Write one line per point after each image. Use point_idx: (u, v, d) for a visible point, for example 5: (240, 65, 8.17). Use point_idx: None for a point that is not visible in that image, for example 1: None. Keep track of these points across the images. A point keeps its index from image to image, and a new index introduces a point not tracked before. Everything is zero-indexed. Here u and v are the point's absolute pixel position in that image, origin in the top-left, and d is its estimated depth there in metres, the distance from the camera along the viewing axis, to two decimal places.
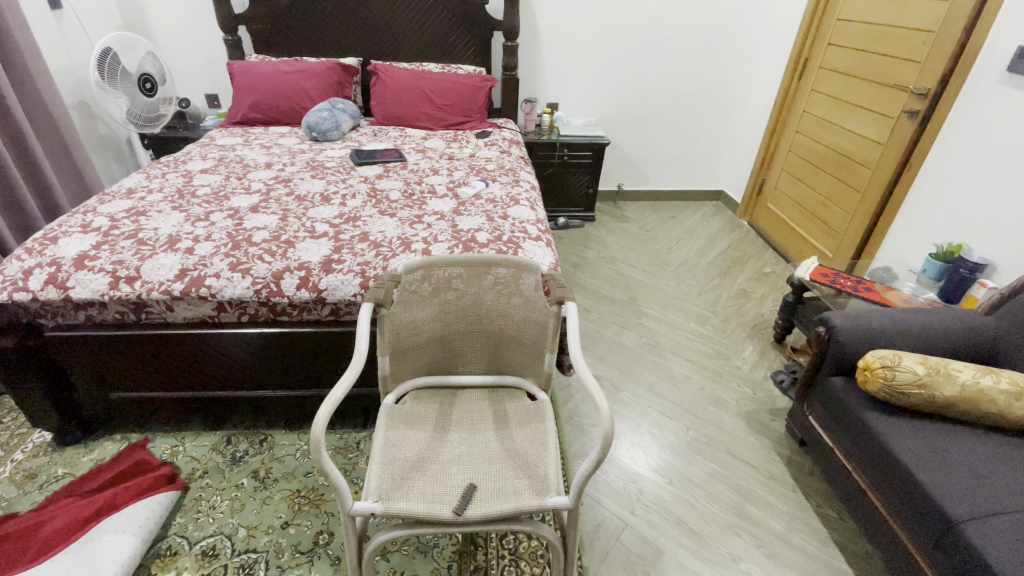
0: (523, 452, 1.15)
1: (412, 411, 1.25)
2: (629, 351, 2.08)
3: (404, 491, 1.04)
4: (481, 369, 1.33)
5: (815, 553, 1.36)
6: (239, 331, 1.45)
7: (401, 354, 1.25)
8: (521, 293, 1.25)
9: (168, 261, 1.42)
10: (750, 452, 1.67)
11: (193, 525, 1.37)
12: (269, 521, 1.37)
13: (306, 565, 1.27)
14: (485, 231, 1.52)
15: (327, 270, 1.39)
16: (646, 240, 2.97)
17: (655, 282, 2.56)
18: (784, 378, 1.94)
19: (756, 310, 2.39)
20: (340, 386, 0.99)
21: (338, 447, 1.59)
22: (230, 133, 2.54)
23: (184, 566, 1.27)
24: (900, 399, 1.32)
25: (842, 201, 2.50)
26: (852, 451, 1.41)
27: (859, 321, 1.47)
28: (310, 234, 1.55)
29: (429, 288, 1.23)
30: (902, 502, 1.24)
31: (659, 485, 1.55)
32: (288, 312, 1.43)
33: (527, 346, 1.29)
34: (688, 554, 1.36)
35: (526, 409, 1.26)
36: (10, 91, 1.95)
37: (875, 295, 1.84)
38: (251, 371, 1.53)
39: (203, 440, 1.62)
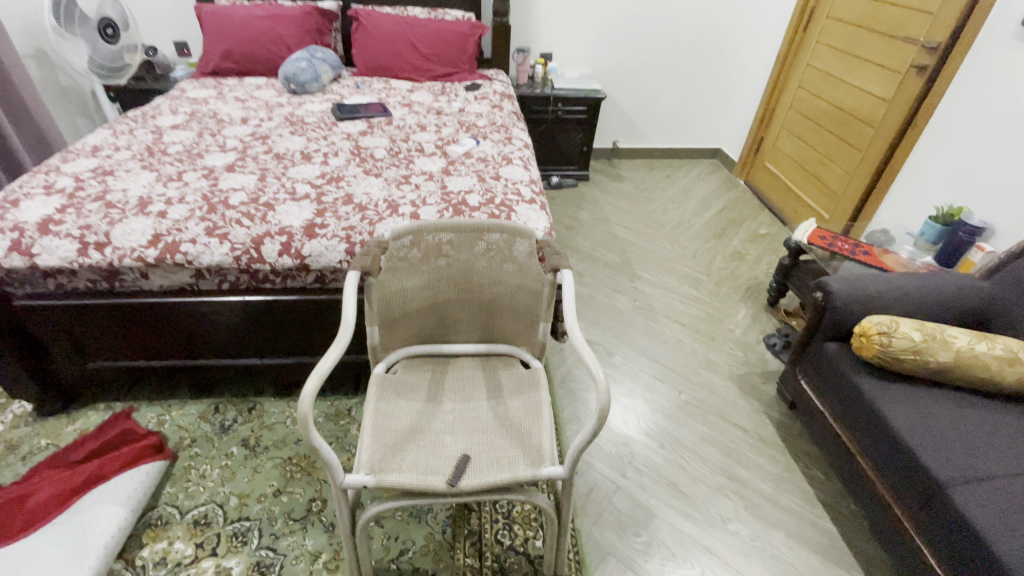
0: (516, 421, 1.13)
1: (403, 381, 1.22)
2: (622, 315, 2.06)
3: (397, 462, 1.02)
4: (473, 337, 1.30)
5: (801, 512, 1.39)
6: (220, 299, 1.39)
7: (391, 323, 1.20)
8: (514, 260, 1.19)
9: (139, 226, 1.34)
10: (741, 415, 1.68)
11: (184, 495, 1.36)
12: (261, 489, 1.37)
13: (300, 532, 1.27)
14: (477, 193, 1.45)
15: (310, 235, 1.32)
16: (640, 200, 2.90)
17: (649, 244, 2.51)
18: (776, 341, 1.94)
19: (749, 273, 2.37)
20: (327, 359, 0.94)
21: (328, 414, 1.57)
22: (201, 85, 2.37)
23: (176, 536, 1.27)
24: (894, 365, 1.32)
25: (841, 161, 2.43)
26: (842, 415, 1.42)
27: (857, 286, 1.44)
28: (290, 196, 1.47)
29: (418, 254, 1.17)
30: (890, 466, 1.26)
31: (650, 448, 1.56)
32: (270, 279, 1.37)
33: (521, 315, 1.25)
34: (678, 515, 1.38)
35: (520, 377, 1.24)
36: None
37: (872, 259, 1.81)
38: (235, 339, 1.48)
39: (189, 408, 1.59)
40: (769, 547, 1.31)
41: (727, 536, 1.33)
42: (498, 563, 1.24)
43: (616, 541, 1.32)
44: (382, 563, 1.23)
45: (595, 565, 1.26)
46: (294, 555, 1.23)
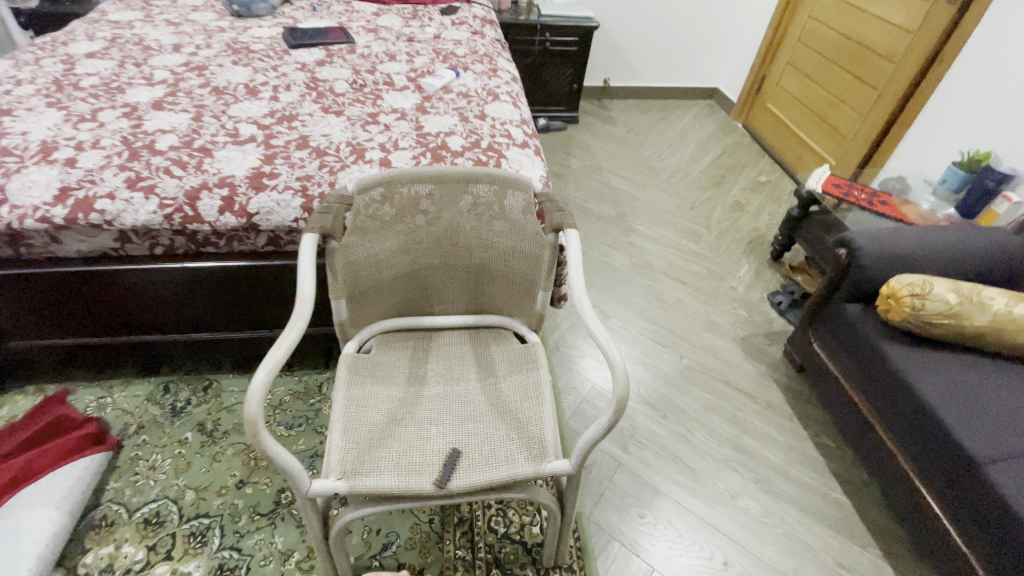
0: (513, 407, 0.97)
1: (378, 360, 1.03)
2: (618, 274, 1.89)
3: (374, 462, 0.86)
4: (459, 308, 1.12)
5: (812, 485, 1.30)
6: (153, 266, 1.16)
7: (361, 296, 1.01)
8: (505, 217, 1.00)
9: (42, 178, 1.09)
10: (747, 379, 1.57)
11: (131, 490, 1.19)
12: (221, 480, 1.21)
13: (268, 529, 1.13)
14: (459, 135, 1.23)
15: (257, 187, 1.09)
16: (633, 145, 2.68)
17: (644, 194, 2.32)
18: (782, 300, 1.81)
19: (751, 225, 2.21)
20: (282, 349, 0.75)
21: (296, 392, 1.40)
22: (125, 5, 1.99)
23: (125, 538, 1.11)
24: (925, 330, 1.20)
25: (853, 101, 2.24)
26: (859, 382, 1.31)
27: (886, 242, 1.29)
28: (232, 138, 1.22)
29: (391, 211, 0.97)
30: (915, 439, 1.16)
31: (652, 418, 1.43)
32: (212, 242, 1.14)
33: (515, 283, 1.06)
34: (683, 492, 1.28)
35: (514, 354, 1.08)
36: None
37: (890, 210, 1.67)
38: (179, 313, 1.27)
39: (135, 389, 1.40)
40: (781, 524, 1.22)
41: (737, 514, 1.24)
42: (492, 554, 1.13)
43: (619, 524, 1.21)
44: (363, 560, 1.10)
45: (598, 551, 1.16)
46: (262, 554, 1.09)
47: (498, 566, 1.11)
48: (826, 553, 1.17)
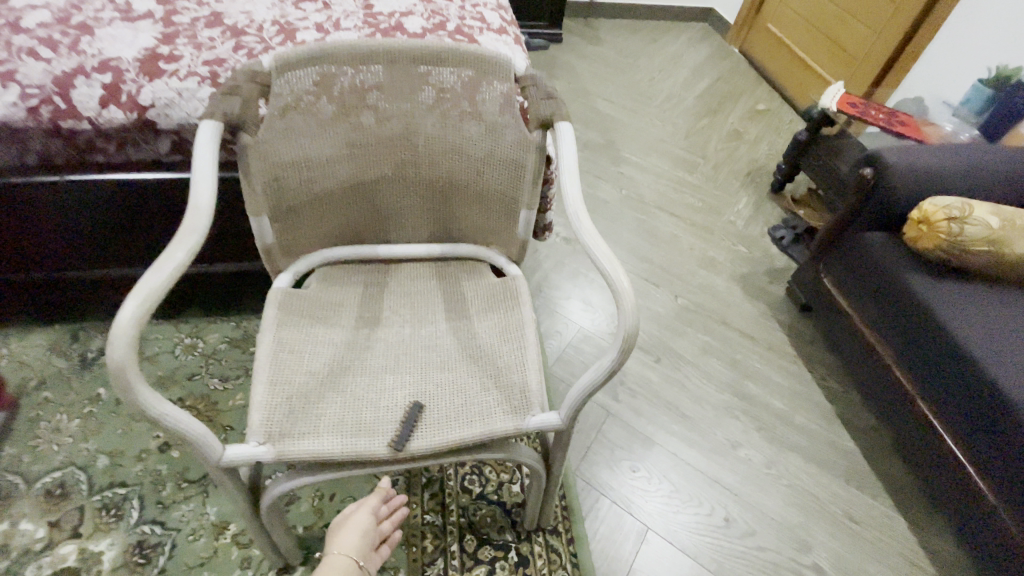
0: (489, 350, 0.79)
1: (319, 297, 0.81)
2: (607, 207, 1.69)
3: (310, 422, 0.67)
4: (423, 235, 0.89)
5: (818, 433, 1.19)
6: (26, 179, 0.90)
7: (292, 217, 0.78)
8: (479, 118, 0.77)
9: None
10: (747, 320, 1.42)
11: (29, 457, 0.98)
12: (142, 443, 1.01)
13: (198, 498, 0.95)
14: (419, 16, 0.97)
15: (150, 73, 0.85)
16: (622, 68, 2.41)
17: (635, 121, 2.09)
18: (784, 235, 1.65)
19: (749, 155, 2.01)
20: (163, 274, 0.54)
21: (234, 340, 1.19)
22: None
23: (20, 514, 0.92)
24: (958, 259, 1.05)
25: (864, 16, 2.00)
26: (878, 321, 1.17)
27: (918, 160, 1.13)
28: (121, 14, 0.94)
29: (329, 105, 0.74)
30: (939, 381, 1.03)
31: (645, 364, 1.28)
32: (99, 147, 0.89)
33: (491, 202, 0.83)
34: (679, 443, 1.15)
35: (490, 288, 0.87)
36: None
37: (909, 130, 1.48)
38: (75, 242, 1.02)
39: (35, 338, 1.15)
40: (786, 474, 1.11)
41: (738, 466, 1.12)
42: (466, 518, 0.99)
43: (609, 479, 1.07)
44: (315, 530, 0.93)
45: (585, 510, 1.02)
46: (191, 528, 0.92)
47: (473, 531, 0.97)
48: (834, 505, 1.07)
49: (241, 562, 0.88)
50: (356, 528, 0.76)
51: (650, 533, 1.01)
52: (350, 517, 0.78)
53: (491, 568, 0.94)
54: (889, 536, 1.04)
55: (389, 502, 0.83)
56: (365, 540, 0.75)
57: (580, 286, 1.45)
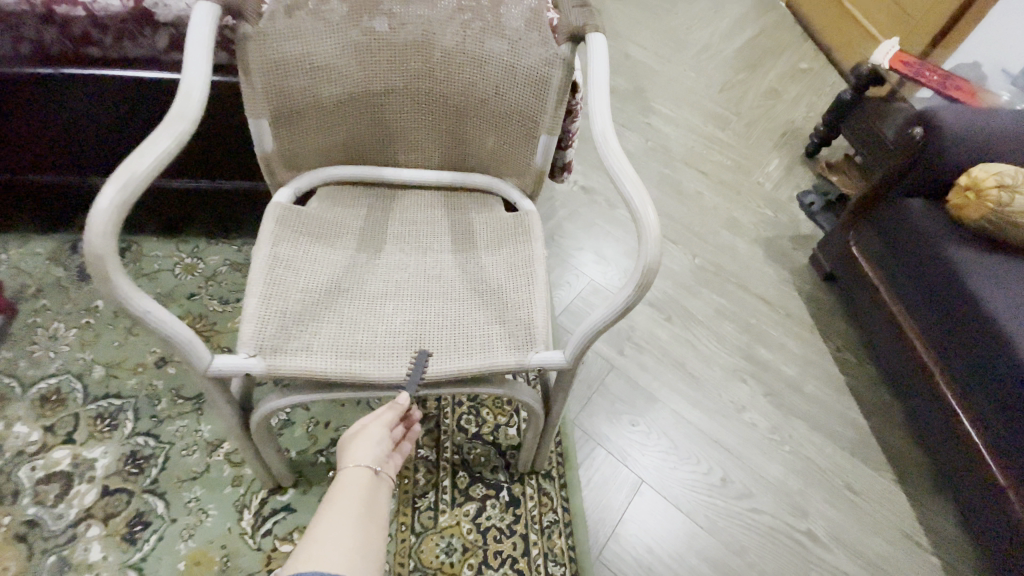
0: (495, 285, 0.74)
1: (320, 215, 0.77)
2: (630, 158, 1.60)
3: (303, 339, 0.64)
4: (433, 160, 0.83)
5: (828, 403, 1.15)
6: (19, 71, 0.87)
7: (296, 125, 0.73)
8: (502, 29, 0.70)
9: None
10: (765, 284, 1.37)
11: (26, 362, 0.98)
12: (138, 357, 1.00)
13: (193, 416, 0.94)
14: None
15: None
16: (659, 13, 2.25)
17: (668, 70, 1.96)
18: (814, 201, 1.55)
19: (786, 115, 1.89)
20: (145, 161, 0.50)
21: (236, 263, 1.16)
22: None
23: (16, 417, 0.92)
24: (1002, 232, 0.98)
25: None
26: (908, 292, 1.11)
27: (975, 122, 1.04)
28: None
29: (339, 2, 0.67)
30: (967, 357, 0.98)
31: (654, 320, 1.24)
32: (94, 38, 0.85)
33: (510, 127, 0.77)
34: (683, 402, 1.12)
35: (500, 222, 0.81)
36: None
37: (963, 94, 1.37)
38: (68, 146, 0.98)
39: (35, 245, 1.14)
40: (789, 441, 1.08)
41: (742, 429, 1.09)
42: (460, 456, 0.98)
43: (608, 431, 1.06)
44: (307, 455, 0.92)
45: (580, 458, 1.01)
46: (185, 443, 0.91)
47: (466, 469, 0.96)
48: (836, 475, 1.05)
49: (233, 479, 0.88)
50: (369, 442, 0.63)
51: (644, 486, 0.99)
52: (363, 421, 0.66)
53: (481, 506, 0.93)
54: (890, 510, 1.02)
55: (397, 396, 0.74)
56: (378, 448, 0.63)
57: (595, 237, 1.39)
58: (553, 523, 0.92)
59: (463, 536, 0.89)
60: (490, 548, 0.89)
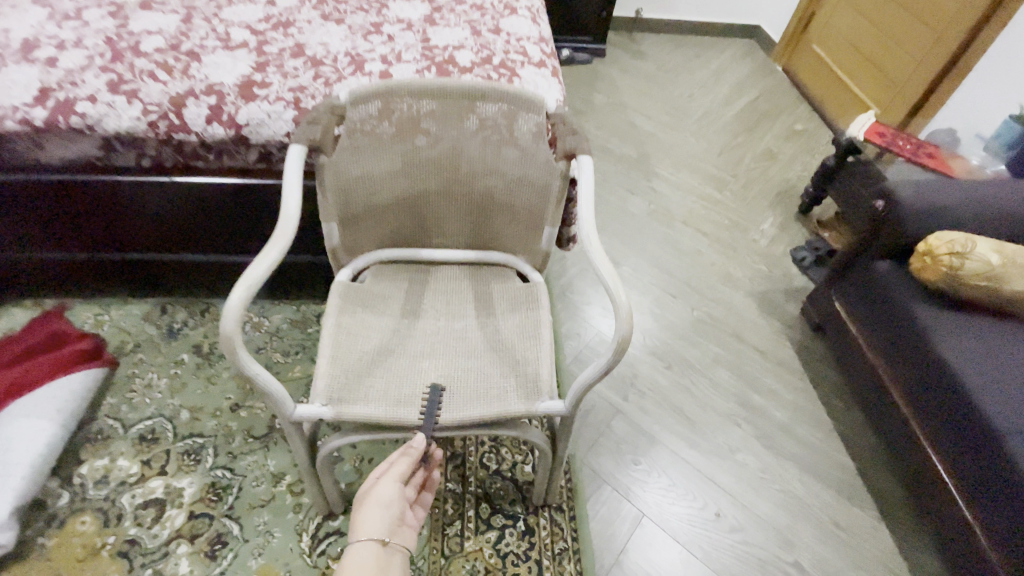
0: (510, 345, 0.92)
1: (372, 290, 0.97)
2: (634, 220, 1.78)
3: (361, 391, 0.83)
4: (460, 241, 1.03)
5: (817, 445, 1.27)
6: (140, 178, 1.10)
7: (356, 220, 0.94)
8: (515, 144, 0.90)
9: (23, 78, 1.04)
10: (760, 335, 1.50)
11: (127, 406, 1.19)
12: (216, 403, 1.20)
13: (261, 452, 1.13)
14: (469, 49, 1.12)
15: (246, 97, 1.01)
16: (663, 84, 2.48)
17: (670, 137, 2.17)
18: (806, 256, 1.70)
19: (781, 175, 2.06)
20: (261, 266, 0.71)
21: (294, 320, 1.37)
22: None
23: (120, 452, 1.12)
24: (957, 291, 1.12)
25: (908, 41, 2.04)
26: (882, 343, 1.24)
27: (930, 195, 1.19)
28: (222, 43, 1.11)
29: (389, 128, 0.87)
30: (934, 404, 1.10)
31: (656, 369, 1.39)
32: (201, 155, 1.06)
33: (523, 217, 0.97)
34: (682, 443, 1.25)
35: (515, 291, 1.00)
36: None
37: (934, 161, 1.53)
38: (169, 232, 1.22)
39: (131, 307, 1.37)
40: (779, 480, 1.20)
41: (735, 468, 1.21)
42: (483, 489, 1.13)
43: (613, 469, 1.19)
44: (354, 487, 1.09)
45: (588, 493, 1.15)
46: (254, 475, 1.09)
47: (488, 501, 1.11)
48: (823, 512, 1.15)
49: (294, 506, 1.06)
50: (378, 514, 0.71)
51: (645, 520, 1.12)
52: (376, 480, 0.75)
53: (501, 534, 1.07)
54: (874, 545, 1.11)
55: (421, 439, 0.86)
56: (390, 515, 0.72)
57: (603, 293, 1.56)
58: (563, 550, 1.06)
59: (485, 560, 1.04)
60: (509, 571, 1.03)
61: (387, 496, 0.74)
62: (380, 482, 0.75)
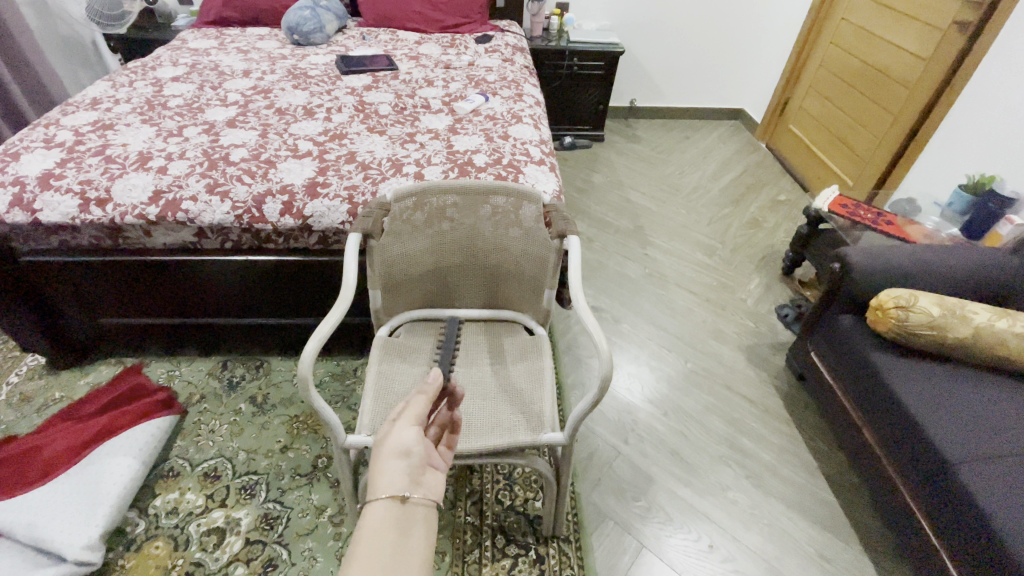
0: (518, 388, 1.11)
1: (406, 344, 1.19)
2: (632, 282, 2.01)
3: None
4: (477, 303, 1.26)
5: (802, 484, 1.39)
6: (221, 257, 1.37)
7: (394, 288, 1.18)
8: (520, 227, 1.14)
9: (140, 182, 1.30)
10: (748, 385, 1.66)
11: (194, 448, 1.39)
12: (268, 445, 1.40)
13: (306, 487, 1.31)
14: (484, 153, 1.42)
15: (312, 195, 1.29)
16: (656, 163, 2.80)
17: (663, 210, 2.44)
18: (789, 312, 1.88)
19: (766, 241, 2.29)
20: (328, 324, 0.95)
21: (335, 374, 1.59)
22: (203, 35, 2.23)
23: (187, 487, 1.31)
24: (907, 339, 1.28)
25: (870, 124, 2.31)
26: (851, 388, 1.39)
27: (878, 258, 1.40)
28: (292, 153, 1.42)
29: (422, 217, 1.12)
30: (897, 439, 1.23)
31: (653, 416, 1.55)
32: (273, 239, 1.34)
33: (527, 283, 1.20)
34: (677, 482, 1.39)
35: (523, 343, 1.21)
36: None
37: (893, 228, 1.73)
38: (238, 300, 1.47)
39: (197, 365, 1.61)
40: (767, 515, 1.32)
41: (726, 505, 1.34)
42: (498, 522, 1.27)
43: (614, 505, 1.33)
44: None
45: (592, 526, 1.28)
46: (300, 508, 1.27)
47: (503, 532, 1.26)
48: (808, 544, 1.26)
49: (335, 534, 1.22)
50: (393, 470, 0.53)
51: (644, 551, 1.24)
52: (392, 427, 0.59)
53: (514, 561, 1.21)
54: None
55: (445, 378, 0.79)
56: (411, 463, 0.55)
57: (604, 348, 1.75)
58: None
59: None
60: None
61: (406, 443, 0.58)
62: (397, 426, 0.59)
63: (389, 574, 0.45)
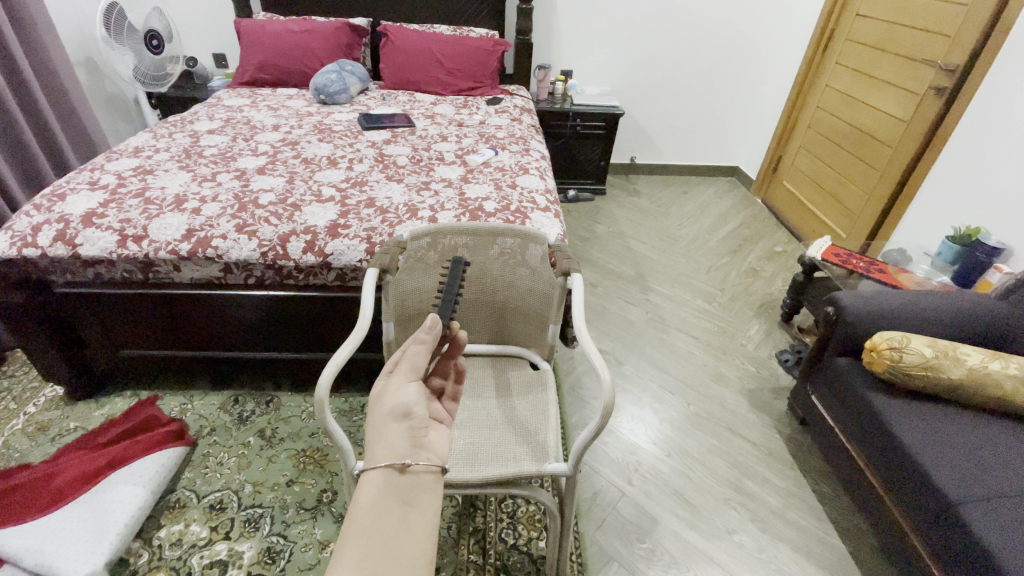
0: (523, 420, 1.15)
1: None
2: (634, 327, 2.06)
3: None
4: (484, 338, 1.31)
5: (808, 529, 1.38)
6: (243, 293, 1.45)
7: (407, 320, 1.24)
8: (526, 265, 1.21)
9: (175, 221, 1.40)
10: (751, 428, 1.67)
11: (201, 480, 1.41)
12: (275, 478, 1.41)
13: (310, 522, 1.31)
14: (493, 200, 1.52)
15: (334, 235, 1.38)
16: (657, 215, 2.92)
17: (664, 259, 2.53)
18: (789, 357, 1.91)
19: (764, 289, 2.36)
20: (345, 349, 1.01)
21: (343, 410, 1.62)
22: (237, 94, 2.44)
23: (193, 518, 1.31)
24: (904, 380, 1.31)
25: (859, 180, 2.44)
26: (852, 430, 1.40)
27: (870, 302, 1.46)
28: (316, 198, 1.53)
29: (435, 256, 1.19)
30: (900, 480, 1.23)
31: (657, 457, 1.55)
32: (294, 276, 1.43)
33: (532, 319, 1.27)
34: (681, 524, 1.38)
35: (528, 377, 1.26)
36: (24, 58, 1.94)
37: (885, 276, 1.80)
38: (254, 334, 1.53)
39: (210, 399, 1.65)
40: (775, 560, 1.30)
41: (732, 548, 1.32)
42: (501, 560, 1.27)
43: (619, 546, 1.32)
44: None
45: (597, 567, 1.27)
46: (304, 542, 1.27)
47: (505, 571, 1.24)
48: None
49: None
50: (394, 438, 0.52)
51: None
52: (389, 383, 0.58)
53: None
54: None
55: (446, 325, 0.76)
56: (411, 426, 0.55)
57: None
58: None
59: None
60: None
61: (407, 402, 0.57)
62: (396, 384, 0.58)
63: (387, 545, 0.44)
